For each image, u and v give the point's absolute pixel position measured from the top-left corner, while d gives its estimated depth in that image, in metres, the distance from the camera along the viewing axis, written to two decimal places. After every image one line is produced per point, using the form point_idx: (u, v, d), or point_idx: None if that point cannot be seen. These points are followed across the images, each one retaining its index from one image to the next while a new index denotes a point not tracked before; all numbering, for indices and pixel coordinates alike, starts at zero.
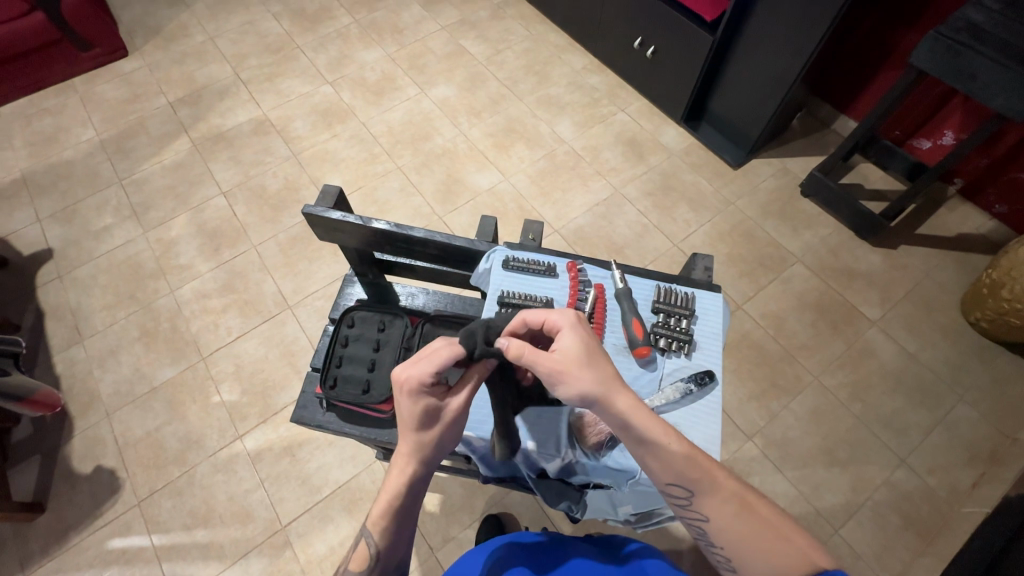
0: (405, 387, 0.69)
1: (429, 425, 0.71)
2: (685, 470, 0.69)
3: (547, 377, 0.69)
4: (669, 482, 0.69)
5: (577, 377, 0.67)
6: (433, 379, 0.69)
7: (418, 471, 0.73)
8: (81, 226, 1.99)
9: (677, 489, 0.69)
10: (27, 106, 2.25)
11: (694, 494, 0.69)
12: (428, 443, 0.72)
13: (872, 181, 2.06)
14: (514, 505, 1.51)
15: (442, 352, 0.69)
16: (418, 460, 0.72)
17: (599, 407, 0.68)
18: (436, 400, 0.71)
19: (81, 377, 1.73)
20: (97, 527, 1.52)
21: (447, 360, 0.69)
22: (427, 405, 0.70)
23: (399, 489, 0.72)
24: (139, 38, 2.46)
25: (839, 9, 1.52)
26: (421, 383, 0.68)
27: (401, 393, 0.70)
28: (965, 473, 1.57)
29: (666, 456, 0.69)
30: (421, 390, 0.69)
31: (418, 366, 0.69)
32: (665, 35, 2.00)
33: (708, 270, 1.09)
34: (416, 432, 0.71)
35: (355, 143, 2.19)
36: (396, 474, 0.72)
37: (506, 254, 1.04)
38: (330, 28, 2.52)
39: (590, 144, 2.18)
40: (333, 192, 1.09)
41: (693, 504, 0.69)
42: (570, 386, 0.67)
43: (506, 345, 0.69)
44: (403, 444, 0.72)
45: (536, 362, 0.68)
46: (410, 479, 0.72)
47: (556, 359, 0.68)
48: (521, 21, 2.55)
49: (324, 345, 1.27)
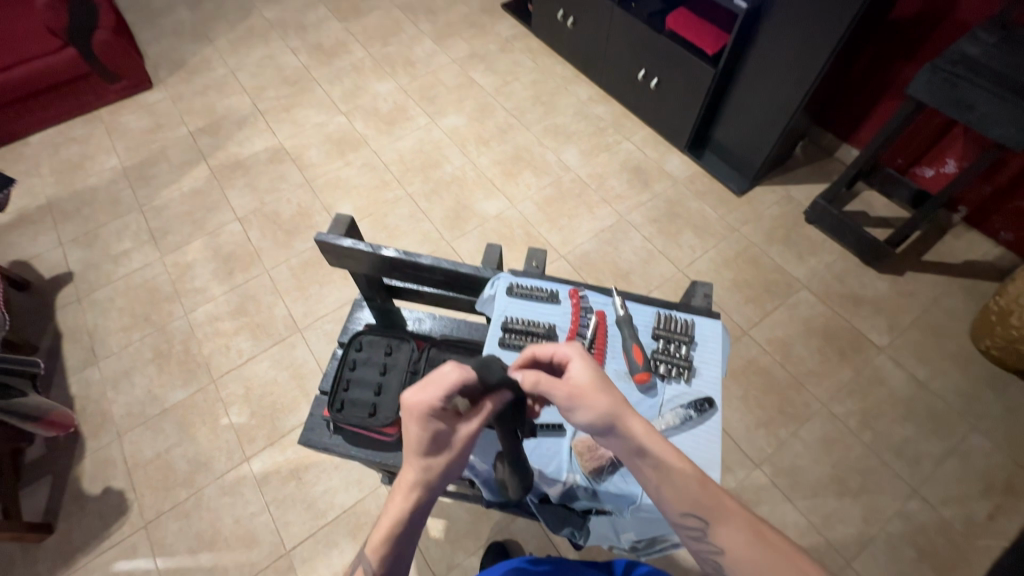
0: (415, 411, 0.66)
1: (437, 452, 0.68)
2: (698, 497, 0.67)
3: (564, 403, 0.69)
4: (682, 510, 0.67)
5: (594, 400, 0.68)
6: (443, 404, 0.66)
7: (422, 500, 0.69)
8: (101, 250, 2.06)
9: (691, 519, 0.66)
10: (56, 135, 2.35)
11: (709, 523, 0.66)
12: (433, 471, 0.68)
13: (876, 208, 2.08)
14: (519, 532, 1.49)
15: (452, 375, 0.67)
16: (423, 488, 0.68)
17: (616, 432, 0.68)
18: (446, 425, 0.67)
19: (94, 398, 1.76)
20: (103, 549, 1.52)
21: (456, 383, 0.67)
22: (436, 430, 0.67)
23: (400, 518, 0.68)
24: (164, 72, 2.58)
25: (839, 42, 1.58)
26: (431, 407, 0.66)
27: (410, 417, 0.67)
28: (980, 505, 1.54)
29: (679, 481, 0.67)
30: (430, 415, 0.66)
31: (429, 390, 0.66)
32: (668, 67, 2.06)
33: (708, 297, 1.10)
34: (422, 458, 0.67)
35: (367, 171, 2.25)
36: (398, 501, 0.68)
37: (510, 280, 1.07)
38: (346, 61, 2.63)
39: (596, 171, 2.23)
40: (345, 220, 1.14)
41: (709, 535, 0.65)
42: (589, 408, 0.67)
43: (522, 377, 0.71)
44: (408, 470, 0.68)
45: (551, 390, 0.70)
46: (412, 507, 0.68)
47: (570, 386, 0.69)
48: (529, 54, 2.64)
49: (332, 368, 1.29)
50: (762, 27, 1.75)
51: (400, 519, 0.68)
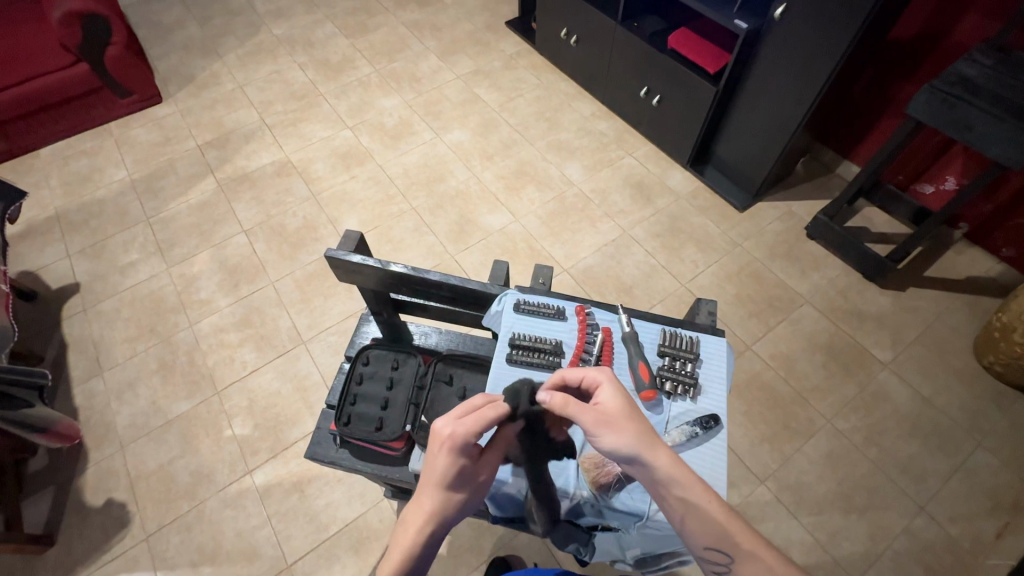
0: (449, 443, 0.68)
1: (459, 487, 0.70)
2: (724, 533, 0.67)
3: (592, 428, 0.70)
4: (706, 545, 0.67)
5: (622, 427, 0.69)
6: (476, 439, 0.69)
7: (435, 533, 0.68)
8: (108, 261, 2.08)
9: (715, 554, 0.67)
10: (66, 148, 2.39)
11: (733, 560, 0.66)
12: (450, 506, 0.69)
13: (877, 224, 2.10)
14: (522, 547, 1.49)
15: (487, 412, 0.70)
16: (439, 519, 0.68)
17: (642, 460, 0.69)
18: (471, 461, 0.70)
19: (99, 409, 1.76)
20: (104, 562, 1.52)
21: (491, 419, 0.70)
22: (464, 465, 0.69)
23: (411, 551, 0.66)
24: (174, 86, 2.62)
25: (837, 62, 1.61)
26: (466, 440, 0.68)
27: (441, 448, 0.68)
28: (988, 523, 1.53)
29: (705, 516, 0.67)
30: (464, 449, 0.68)
31: (465, 423, 0.69)
32: (670, 85, 2.09)
33: (712, 314, 1.12)
34: (445, 490, 0.68)
35: (372, 185, 2.28)
36: (411, 533, 0.67)
37: (517, 297, 1.08)
38: (352, 77, 2.68)
39: (598, 186, 2.26)
40: (355, 236, 1.15)
41: (731, 571, 0.66)
42: (618, 434, 0.69)
43: (550, 399, 0.71)
44: (425, 503, 0.68)
45: (581, 414, 0.70)
46: (426, 540, 0.67)
47: (600, 411, 0.70)
48: (532, 71, 2.68)
49: (339, 382, 1.30)
50: (763, 48, 1.78)
51: (412, 552, 0.66)
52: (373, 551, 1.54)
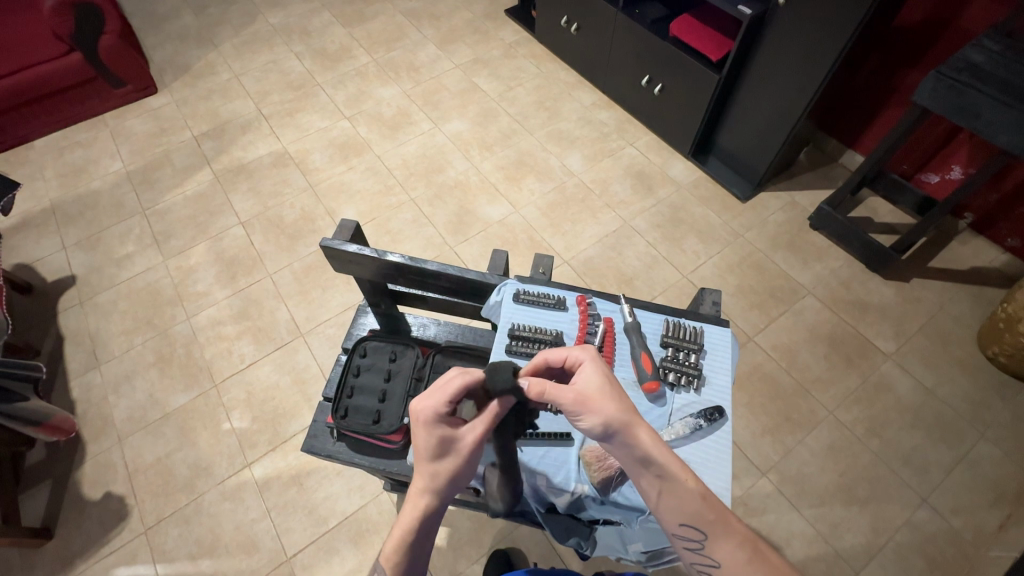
0: (421, 417, 0.70)
1: (443, 458, 0.70)
2: (699, 511, 0.67)
3: (570, 409, 0.69)
4: (680, 522, 0.67)
5: (600, 405, 0.67)
6: (446, 409, 0.69)
7: (431, 505, 0.70)
8: (104, 253, 2.06)
9: (690, 531, 0.67)
10: (60, 139, 2.36)
11: (707, 537, 0.67)
12: (439, 479, 0.70)
13: (881, 214, 2.07)
14: (522, 539, 1.48)
15: (454, 382, 0.70)
16: (431, 492, 0.70)
17: (620, 439, 0.67)
18: (450, 431, 0.70)
19: (96, 402, 1.75)
20: (103, 555, 1.51)
21: (455, 388, 0.69)
22: (442, 436, 0.69)
23: (410, 524, 0.70)
24: (169, 76, 2.58)
25: (843, 47, 1.57)
26: (434, 411, 0.69)
27: (417, 423, 0.70)
28: (990, 514, 1.52)
29: (682, 494, 0.67)
30: (435, 421, 0.69)
31: (433, 396, 0.70)
32: (672, 73, 2.06)
33: (716, 304, 1.10)
34: (429, 463, 0.70)
35: (370, 175, 2.26)
36: (409, 507, 0.71)
37: (516, 286, 1.06)
38: (350, 66, 2.64)
39: (600, 177, 2.23)
40: (350, 226, 1.13)
41: (705, 548, 0.67)
42: (596, 414, 0.67)
43: (527, 384, 0.70)
44: (418, 476, 0.71)
45: (557, 396, 0.69)
46: (422, 513, 0.70)
47: (577, 390, 0.69)
48: (532, 60, 2.65)
49: (335, 375, 1.28)
50: (768, 34, 1.74)
51: (412, 527, 0.70)
52: (373, 544, 1.53)
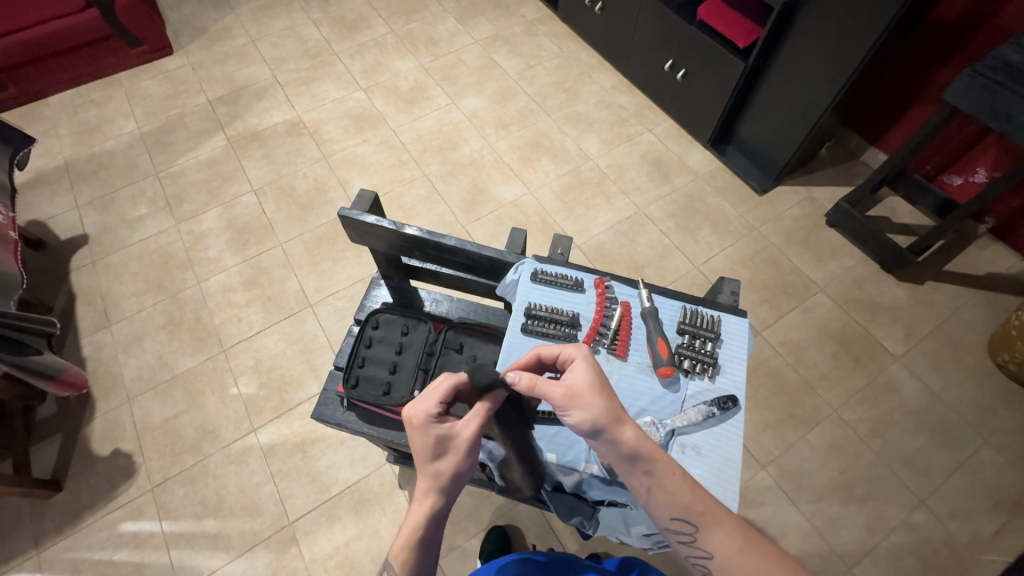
0: (415, 421, 0.72)
1: (443, 456, 0.72)
2: (689, 503, 0.69)
3: (560, 404, 0.70)
4: (672, 516, 0.69)
5: (588, 402, 0.69)
6: (438, 411, 0.72)
7: (439, 501, 0.72)
8: (117, 214, 2.06)
9: (682, 524, 0.69)
10: (75, 97, 2.34)
11: (699, 529, 0.68)
12: (443, 477, 0.72)
13: (900, 214, 2.04)
14: (520, 518, 1.50)
15: (442, 385, 0.73)
16: (437, 491, 0.72)
17: (608, 436, 0.69)
18: (446, 430, 0.72)
19: (107, 360, 1.78)
20: (110, 509, 1.55)
21: (447, 390, 0.73)
22: (438, 436, 0.72)
23: (419, 523, 0.72)
24: (185, 38, 2.55)
25: (875, 41, 1.53)
26: (427, 414, 0.72)
27: (412, 428, 0.73)
28: (988, 520, 1.53)
29: (670, 488, 0.69)
30: (429, 422, 0.72)
31: (425, 400, 0.73)
32: (697, 59, 2.01)
33: (734, 294, 1.09)
34: (430, 463, 0.72)
35: (384, 149, 2.23)
36: (417, 507, 0.73)
37: (534, 266, 1.05)
38: (367, 36, 2.59)
39: (616, 162, 2.20)
40: (369, 197, 1.12)
41: (697, 540, 0.68)
42: (582, 409, 0.69)
43: (518, 379, 0.73)
44: (422, 477, 0.73)
45: (547, 392, 0.71)
46: (430, 510, 0.72)
47: (566, 387, 0.70)
48: (553, 39, 2.59)
49: (346, 344, 1.29)
50: (799, 23, 1.69)
51: (421, 525, 0.72)
52: (374, 514, 1.55)
